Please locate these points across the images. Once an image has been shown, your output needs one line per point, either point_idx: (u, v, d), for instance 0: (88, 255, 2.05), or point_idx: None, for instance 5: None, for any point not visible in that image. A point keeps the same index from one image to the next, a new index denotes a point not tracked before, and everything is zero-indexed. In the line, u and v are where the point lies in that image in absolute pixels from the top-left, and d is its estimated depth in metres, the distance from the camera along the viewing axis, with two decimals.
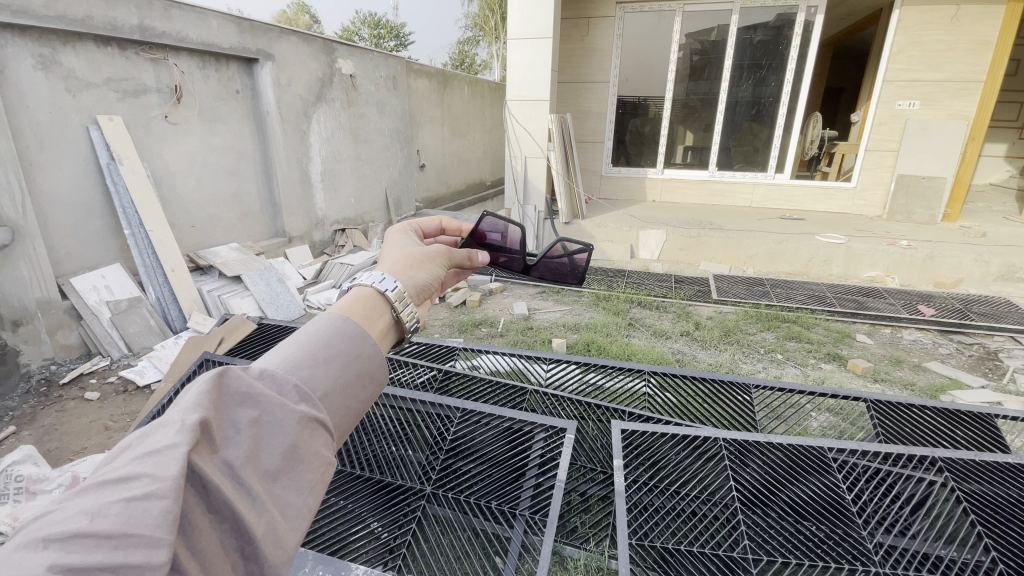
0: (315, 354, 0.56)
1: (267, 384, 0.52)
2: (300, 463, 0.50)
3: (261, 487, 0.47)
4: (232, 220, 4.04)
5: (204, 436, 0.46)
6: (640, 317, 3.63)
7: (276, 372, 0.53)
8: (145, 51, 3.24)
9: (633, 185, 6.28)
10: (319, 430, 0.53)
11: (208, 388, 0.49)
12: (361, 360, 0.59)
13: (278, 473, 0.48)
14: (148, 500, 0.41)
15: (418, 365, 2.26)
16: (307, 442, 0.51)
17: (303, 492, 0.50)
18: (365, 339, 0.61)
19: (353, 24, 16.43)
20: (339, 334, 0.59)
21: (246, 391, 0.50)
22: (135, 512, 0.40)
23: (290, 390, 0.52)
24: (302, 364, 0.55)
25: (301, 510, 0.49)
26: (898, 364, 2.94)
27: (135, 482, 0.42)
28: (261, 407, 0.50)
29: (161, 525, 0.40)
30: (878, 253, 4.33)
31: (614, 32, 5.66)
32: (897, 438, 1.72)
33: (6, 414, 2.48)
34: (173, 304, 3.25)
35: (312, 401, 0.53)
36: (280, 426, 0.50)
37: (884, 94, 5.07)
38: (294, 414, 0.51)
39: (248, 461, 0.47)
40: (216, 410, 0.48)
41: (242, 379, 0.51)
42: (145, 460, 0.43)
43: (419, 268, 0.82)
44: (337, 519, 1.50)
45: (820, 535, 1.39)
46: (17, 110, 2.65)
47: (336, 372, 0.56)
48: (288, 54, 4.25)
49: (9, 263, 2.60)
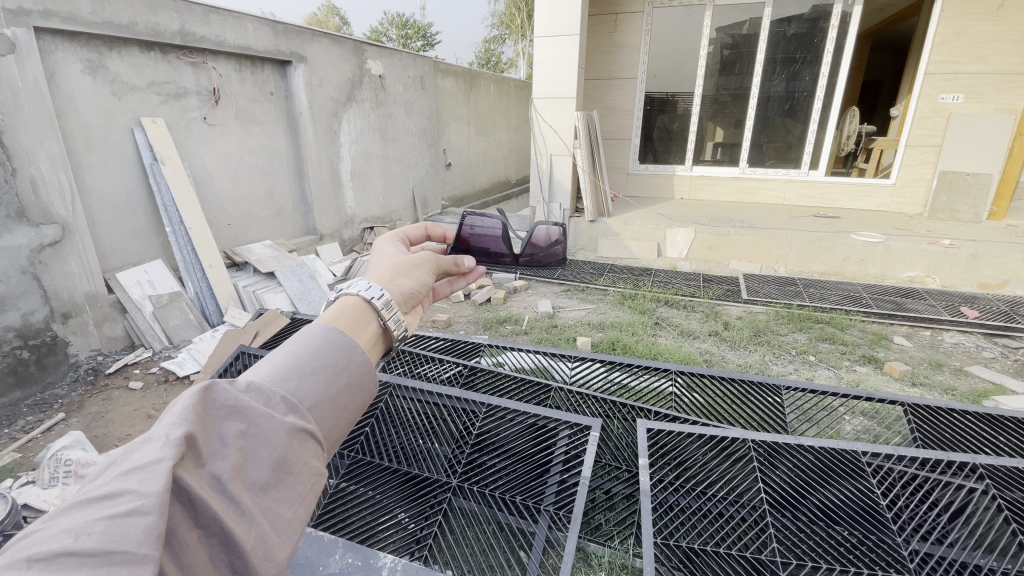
0: (302, 367, 0.57)
1: (254, 398, 0.52)
2: (290, 475, 0.50)
3: (250, 500, 0.46)
4: (266, 218, 4.16)
5: (189, 451, 0.45)
6: (667, 316, 3.60)
7: (263, 385, 0.53)
8: (186, 55, 3.37)
9: (661, 182, 6.21)
10: (308, 441, 0.52)
11: (194, 403, 0.49)
12: (350, 370, 0.60)
13: (267, 485, 0.48)
14: (132, 517, 0.40)
15: (444, 361, 2.29)
16: (296, 453, 0.50)
17: (292, 503, 0.49)
18: (354, 350, 0.61)
19: (381, 25, 16.71)
20: (326, 345, 0.60)
21: (233, 405, 0.50)
22: (121, 528, 0.39)
23: (278, 402, 0.52)
24: (289, 377, 0.55)
25: (290, 522, 0.48)
26: (938, 368, 2.83)
27: (119, 498, 0.41)
28: (248, 419, 0.50)
29: (145, 541, 0.39)
30: (917, 253, 4.18)
31: (641, 28, 5.60)
32: (935, 444, 1.66)
33: (56, 401, 2.62)
34: (210, 299, 3.37)
35: (300, 412, 0.53)
36: (268, 438, 0.49)
37: (926, 86, 4.86)
38: (282, 426, 0.50)
39: (236, 474, 0.46)
40: (202, 424, 0.47)
41: (228, 393, 0.51)
42: (129, 477, 0.42)
43: (405, 277, 0.83)
44: (365, 509, 1.55)
45: (853, 540, 1.36)
46: (66, 113, 2.78)
47: (323, 383, 0.56)
48: (320, 55, 4.34)
49: (60, 257, 2.73)
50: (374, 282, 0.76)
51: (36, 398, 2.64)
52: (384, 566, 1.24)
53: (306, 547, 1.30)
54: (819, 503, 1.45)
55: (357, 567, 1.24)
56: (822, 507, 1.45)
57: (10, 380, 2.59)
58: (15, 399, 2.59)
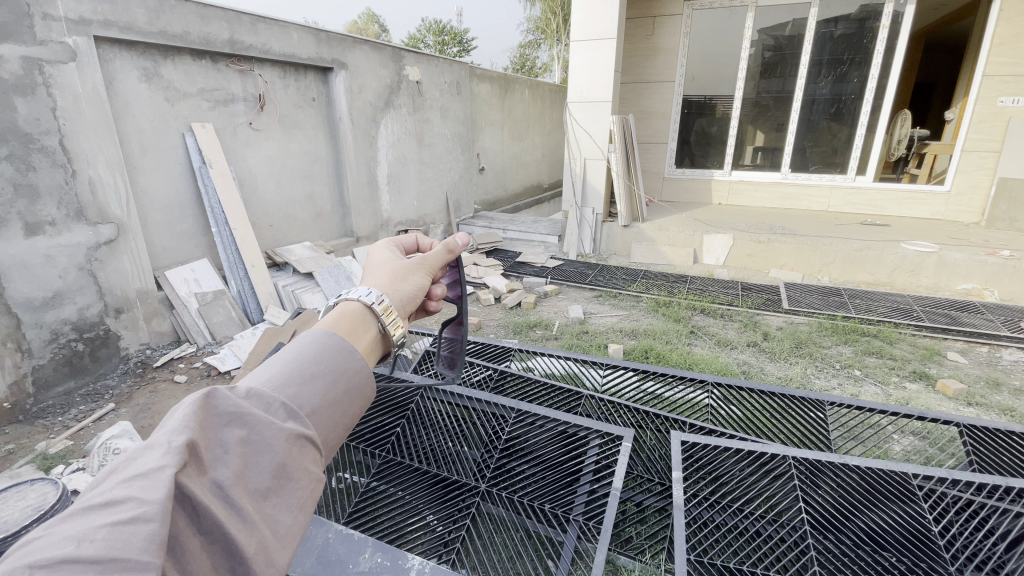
0: (301, 372, 0.56)
1: (254, 405, 0.51)
2: (288, 482, 0.49)
3: (252, 506, 0.46)
4: (306, 220, 4.29)
5: (192, 458, 0.45)
6: (703, 325, 3.51)
7: (263, 391, 0.53)
8: (235, 63, 3.51)
9: (697, 187, 6.08)
10: (308, 447, 0.52)
11: (194, 410, 0.48)
12: (348, 375, 0.59)
13: (267, 492, 0.47)
14: (134, 524, 0.39)
15: (474, 364, 2.30)
16: (296, 459, 0.50)
17: (291, 510, 0.48)
18: (352, 355, 0.61)
19: (419, 32, 17.00)
20: (326, 350, 0.59)
21: (234, 412, 0.50)
22: (123, 535, 0.39)
23: (278, 408, 0.52)
24: (288, 383, 0.54)
25: (291, 528, 0.48)
26: (996, 387, 2.65)
27: (121, 506, 0.41)
28: (248, 426, 0.49)
29: (148, 548, 0.38)
30: (974, 264, 3.94)
31: (680, 30, 5.51)
32: (994, 468, 1.55)
33: (108, 392, 2.76)
34: (252, 298, 3.49)
35: (300, 418, 0.53)
36: (268, 444, 0.49)
37: (984, 89, 4.60)
38: (282, 432, 0.50)
39: (237, 481, 0.46)
40: (203, 432, 0.47)
41: (228, 400, 0.50)
42: (131, 485, 0.42)
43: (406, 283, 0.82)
44: (395, 509, 1.57)
45: (899, 566, 1.28)
46: (124, 118, 2.94)
47: (322, 389, 0.56)
48: (360, 62, 4.45)
49: (115, 255, 2.88)
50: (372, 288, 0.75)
51: (88, 388, 2.79)
52: (413, 567, 1.25)
53: (337, 544, 1.33)
54: (865, 526, 1.38)
55: (386, 568, 1.25)
56: (868, 531, 1.38)
57: (66, 371, 2.73)
58: (69, 388, 2.74)
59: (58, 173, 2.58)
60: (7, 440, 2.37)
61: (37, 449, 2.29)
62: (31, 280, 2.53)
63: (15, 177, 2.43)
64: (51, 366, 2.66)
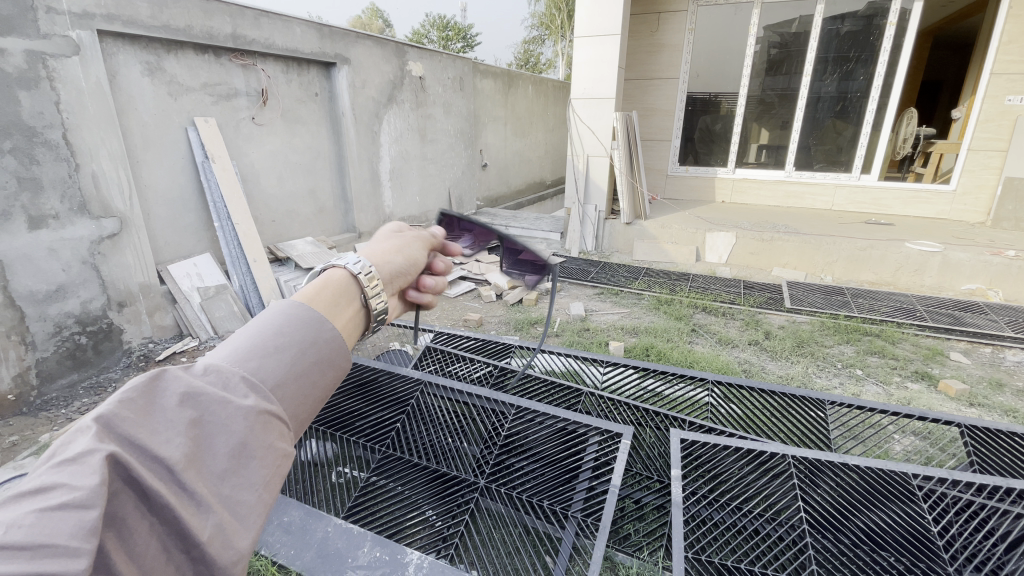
0: (264, 345, 0.54)
1: (211, 382, 0.50)
2: (250, 460, 0.48)
3: (205, 488, 0.45)
4: (309, 215, 4.29)
5: (134, 443, 0.44)
6: (704, 323, 3.51)
7: (221, 366, 0.51)
8: (237, 57, 3.51)
9: (700, 185, 6.06)
10: (273, 422, 0.50)
11: (144, 393, 0.47)
12: (318, 347, 0.57)
13: (226, 473, 0.46)
14: (63, 511, 0.38)
15: (474, 360, 2.30)
16: (258, 436, 0.48)
17: (253, 488, 0.47)
18: (322, 326, 0.59)
19: (423, 27, 16.93)
20: (292, 321, 0.57)
21: (187, 391, 0.48)
22: (51, 522, 0.38)
23: (237, 383, 0.50)
24: (250, 356, 0.53)
25: (253, 507, 0.46)
26: (999, 388, 2.64)
27: (52, 492, 0.40)
28: (204, 406, 0.48)
29: (77, 534, 0.38)
30: (979, 264, 3.92)
31: (685, 26, 5.47)
32: (994, 469, 1.54)
33: (111, 385, 2.78)
34: (253, 294, 3.47)
35: (262, 393, 0.51)
36: (224, 424, 0.47)
37: (991, 88, 4.56)
38: (239, 411, 0.48)
39: (190, 463, 0.44)
40: (149, 415, 0.46)
41: (181, 380, 0.49)
42: (61, 469, 0.41)
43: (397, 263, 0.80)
44: (393, 504, 1.58)
45: (899, 566, 1.28)
46: (127, 112, 2.95)
47: (288, 361, 0.54)
48: (364, 57, 4.44)
49: (118, 249, 2.89)
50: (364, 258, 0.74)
51: (91, 380, 2.81)
52: (411, 562, 1.25)
53: (336, 538, 1.34)
54: (864, 526, 1.38)
55: (385, 562, 1.26)
56: (868, 530, 1.38)
57: (69, 363, 2.75)
58: (73, 380, 2.76)
59: (62, 167, 2.59)
60: (12, 431, 2.39)
61: (41, 440, 2.31)
62: (34, 274, 2.54)
63: (18, 171, 2.44)
64: (54, 359, 2.68)
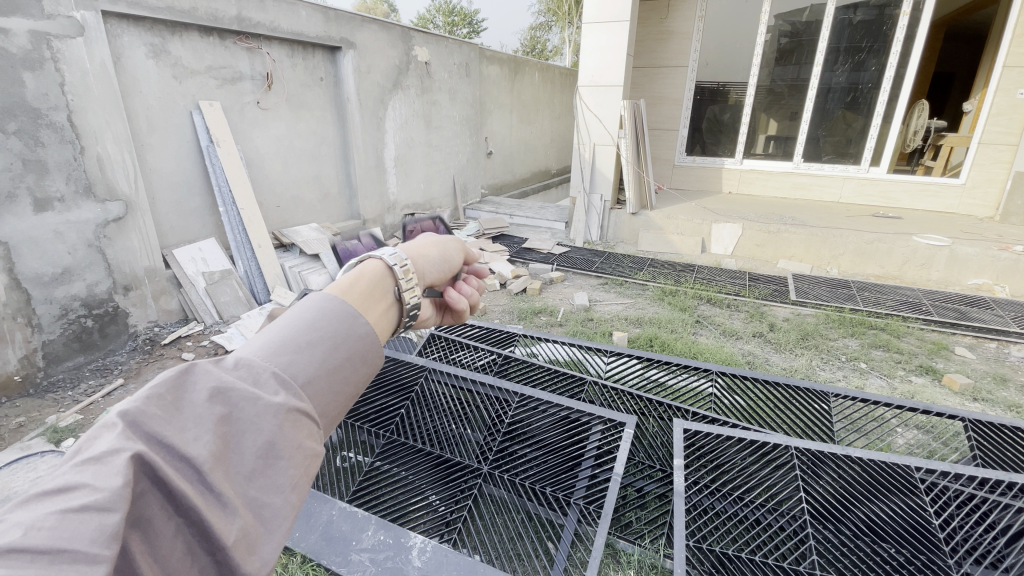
0: (297, 340, 0.55)
1: (242, 378, 0.50)
2: (278, 460, 0.48)
3: (232, 490, 0.44)
4: (313, 201, 4.29)
5: (161, 440, 0.43)
6: (709, 314, 3.50)
7: (252, 361, 0.52)
8: (242, 40, 3.48)
9: (707, 175, 6.02)
10: (303, 421, 0.51)
11: (173, 387, 0.47)
12: (350, 342, 0.58)
13: (253, 473, 0.46)
14: (85, 513, 0.37)
15: (478, 348, 2.30)
16: (288, 435, 0.49)
17: (281, 490, 0.47)
18: (356, 320, 0.60)
19: (428, 13, 16.76)
20: (326, 316, 0.58)
21: (217, 385, 0.48)
22: (72, 525, 0.37)
23: (268, 380, 0.51)
24: (281, 353, 0.53)
25: (279, 510, 0.47)
26: (1003, 383, 2.63)
27: (73, 492, 0.39)
28: (233, 402, 0.48)
29: (99, 539, 0.37)
30: (986, 259, 3.88)
31: (694, 14, 5.38)
32: (997, 464, 1.55)
33: (117, 367, 2.80)
34: (259, 278, 3.54)
35: (292, 390, 0.51)
36: (253, 423, 0.48)
37: (1005, 80, 4.49)
38: (271, 409, 0.49)
39: (218, 462, 0.44)
40: (177, 411, 0.46)
41: (211, 375, 0.49)
42: (85, 469, 0.40)
43: (436, 258, 0.84)
44: (397, 489, 1.59)
45: (898, 558, 1.29)
46: (132, 95, 2.93)
47: (319, 357, 0.55)
48: (369, 41, 4.40)
49: (124, 233, 2.89)
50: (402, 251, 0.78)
51: (98, 363, 2.83)
52: (415, 546, 1.27)
53: (340, 521, 1.35)
54: (864, 517, 1.38)
55: (388, 545, 1.27)
56: (868, 522, 1.38)
57: (76, 346, 2.77)
58: (79, 363, 2.78)
59: (67, 149, 2.59)
60: (19, 412, 2.42)
61: (48, 422, 2.34)
62: (40, 256, 2.54)
63: (24, 153, 2.44)
64: (60, 342, 2.70)
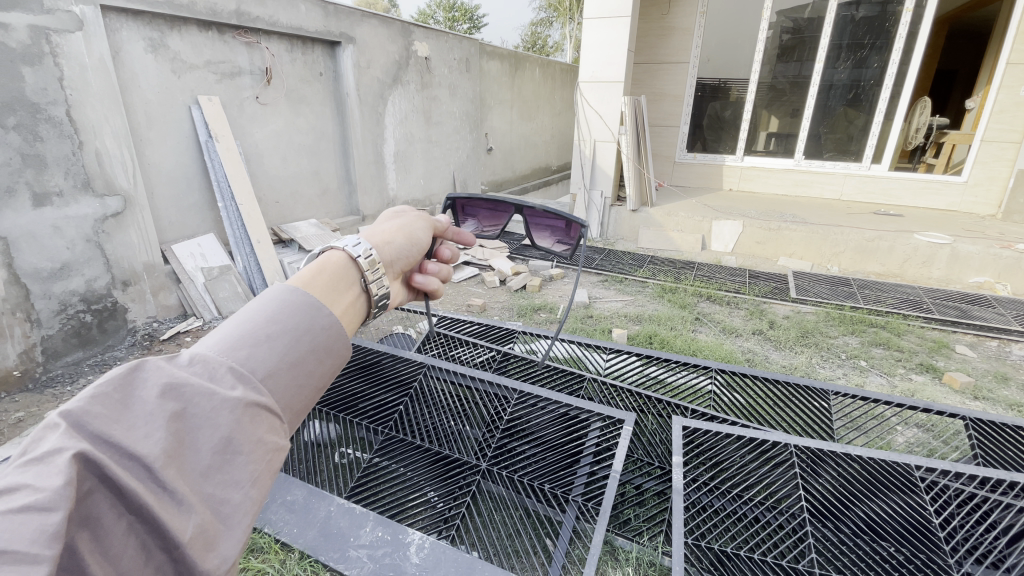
0: (256, 334, 0.54)
1: (196, 373, 0.49)
2: (237, 455, 0.47)
3: (187, 487, 0.44)
4: (312, 197, 4.28)
5: (107, 439, 0.43)
6: (709, 311, 3.50)
7: (207, 357, 0.51)
8: (241, 35, 3.46)
9: (708, 172, 6.00)
10: (263, 414, 0.50)
11: (123, 385, 0.47)
12: (313, 334, 0.58)
13: (210, 469, 0.46)
14: (26, 513, 0.37)
15: (478, 345, 2.30)
16: (246, 429, 0.48)
17: (241, 485, 0.47)
18: (318, 312, 0.59)
19: (429, 9, 16.71)
20: (285, 310, 0.57)
21: (168, 382, 0.48)
22: (13, 527, 0.36)
23: (224, 374, 0.50)
24: (239, 347, 0.53)
25: (238, 506, 0.46)
26: (1004, 381, 2.62)
27: (15, 494, 0.38)
28: (186, 399, 0.47)
29: (39, 540, 0.36)
30: (987, 257, 3.87)
31: (696, 10, 5.36)
32: (998, 463, 1.54)
33: (115, 363, 2.80)
34: (257, 274, 3.49)
35: (250, 384, 0.51)
36: (208, 418, 0.47)
37: (1008, 77, 4.47)
38: (226, 404, 0.48)
39: (170, 459, 0.44)
40: (127, 409, 0.45)
41: (164, 372, 0.49)
42: (28, 470, 0.39)
43: (404, 241, 0.83)
44: (394, 485, 1.59)
45: (898, 556, 1.28)
46: (131, 89, 2.91)
47: (279, 351, 0.54)
48: (369, 36, 4.38)
49: (122, 228, 2.89)
50: (365, 239, 0.75)
51: (97, 358, 2.82)
52: (413, 542, 1.26)
53: (339, 517, 1.35)
54: (865, 516, 1.38)
55: (387, 542, 1.27)
56: (869, 521, 1.38)
57: (75, 341, 2.77)
58: (78, 358, 2.78)
59: (66, 144, 2.58)
60: (18, 407, 2.42)
61: (47, 417, 2.33)
62: (39, 252, 2.53)
63: (23, 148, 2.43)
64: (59, 337, 2.69)
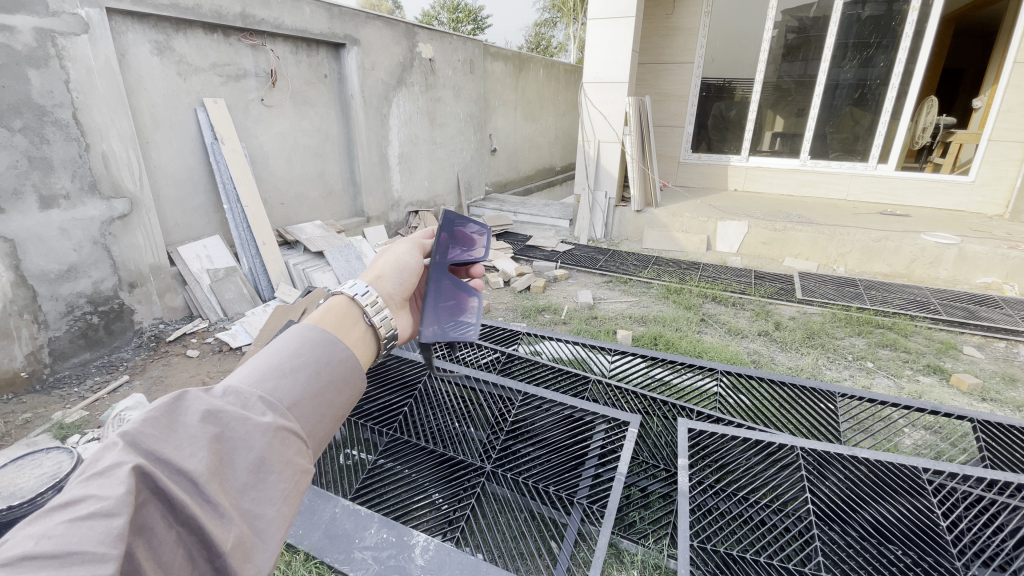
0: (281, 366, 0.55)
1: (231, 401, 0.50)
2: (270, 474, 0.47)
3: (227, 502, 0.44)
4: (317, 199, 4.29)
5: (155, 457, 0.43)
6: (714, 312, 3.48)
7: (239, 388, 0.51)
8: (247, 37, 3.48)
9: (712, 172, 5.98)
10: (292, 439, 0.50)
11: (164, 411, 0.47)
12: (332, 366, 0.58)
13: (246, 486, 0.46)
14: (92, 519, 0.37)
15: (483, 346, 2.31)
16: (279, 451, 0.48)
17: (274, 502, 0.46)
18: (336, 345, 0.61)
19: (433, 9, 16.74)
20: (306, 345, 0.58)
21: (207, 408, 0.48)
22: (80, 529, 0.37)
23: (255, 402, 0.50)
24: (267, 377, 0.53)
25: (273, 521, 0.45)
26: (1012, 383, 2.60)
27: (79, 504, 0.38)
28: (224, 423, 0.48)
29: (106, 540, 0.36)
30: (995, 257, 3.84)
31: (700, 10, 5.34)
32: (1006, 465, 1.52)
33: (122, 364, 2.83)
34: (263, 274, 3.54)
35: (279, 411, 0.51)
36: (245, 440, 0.47)
37: (1015, 76, 4.41)
38: (259, 427, 0.48)
39: (213, 474, 0.44)
40: (171, 431, 0.46)
41: (201, 400, 0.49)
42: (89, 483, 0.40)
43: (396, 266, 0.87)
44: (399, 486, 1.59)
45: (905, 559, 1.26)
46: (137, 92, 2.93)
47: (303, 382, 0.55)
48: (373, 38, 4.38)
49: (129, 229, 2.91)
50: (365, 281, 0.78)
51: (103, 359, 2.84)
52: (417, 544, 1.26)
53: (344, 519, 1.35)
54: (871, 519, 1.37)
55: (392, 543, 1.27)
56: (875, 524, 1.36)
57: (82, 342, 2.78)
58: (85, 359, 2.79)
59: (73, 147, 2.60)
60: (25, 408, 2.44)
61: (54, 418, 2.36)
62: (45, 254, 2.55)
63: (29, 150, 2.45)
64: (67, 338, 2.71)
